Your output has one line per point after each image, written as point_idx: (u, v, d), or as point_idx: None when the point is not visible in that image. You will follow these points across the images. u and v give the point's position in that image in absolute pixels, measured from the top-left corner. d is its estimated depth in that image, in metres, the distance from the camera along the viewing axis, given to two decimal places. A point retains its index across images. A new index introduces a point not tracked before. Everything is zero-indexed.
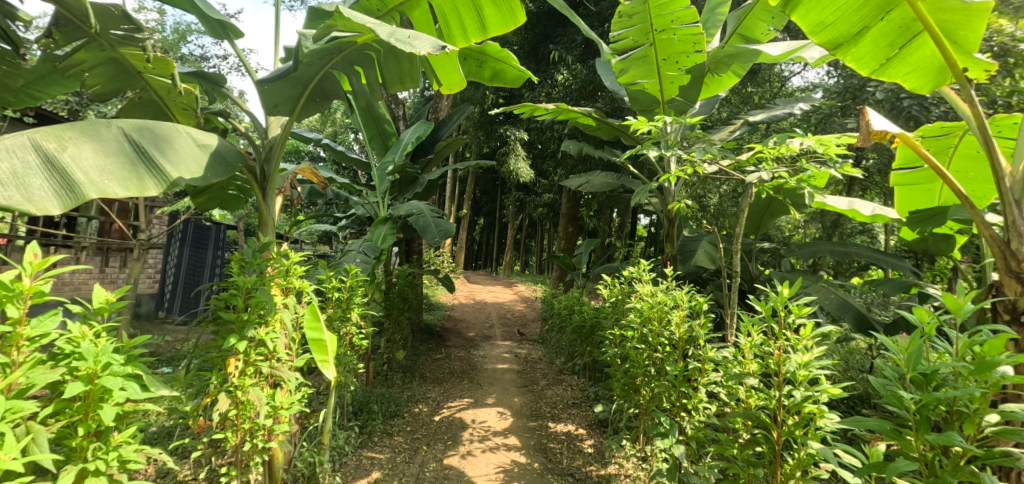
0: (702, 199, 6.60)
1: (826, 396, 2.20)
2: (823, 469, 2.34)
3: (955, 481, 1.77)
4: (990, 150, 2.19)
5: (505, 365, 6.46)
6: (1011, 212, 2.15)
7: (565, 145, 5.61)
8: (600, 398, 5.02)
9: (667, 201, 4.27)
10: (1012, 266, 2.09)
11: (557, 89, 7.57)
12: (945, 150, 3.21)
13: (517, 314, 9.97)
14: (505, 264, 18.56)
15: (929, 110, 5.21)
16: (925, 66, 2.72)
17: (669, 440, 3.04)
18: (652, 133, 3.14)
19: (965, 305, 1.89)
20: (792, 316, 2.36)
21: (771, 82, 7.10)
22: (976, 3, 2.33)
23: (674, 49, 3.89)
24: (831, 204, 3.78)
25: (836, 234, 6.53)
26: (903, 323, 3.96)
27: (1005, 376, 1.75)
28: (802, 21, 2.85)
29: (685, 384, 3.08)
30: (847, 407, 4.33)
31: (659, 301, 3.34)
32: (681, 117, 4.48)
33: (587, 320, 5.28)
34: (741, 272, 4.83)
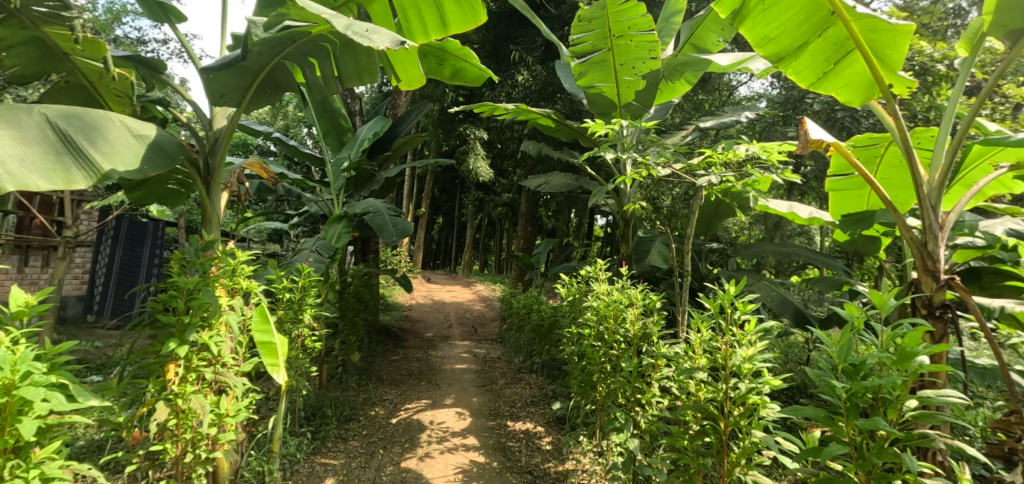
0: (656, 201, 6.79)
1: (768, 387, 2.32)
2: (766, 456, 2.47)
3: (881, 462, 1.90)
4: (912, 160, 2.36)
5: (464, 365, 6.46)
6: (930, 217, 2.32)
7: (524, 145, 5.64)
8: (558, 396, 5.10)
9: (622, 202, 4.38)
10: (929, 265, 2.27)
11: (517, 89, 7.59)
12: (872, 160, 3.43)
13: (476, 314, 9.97)
14: (465, 264, 18.49)
15: (860, 121, 5.56)
16: (856, 81, 2.89)
17: (624, 434, 3.12)
18: (609, 135, 3.21)
19: (889, 301, 2.04)
20: (738, 312, 2.47)
21: (721, 90, 7.38)
22: (901, 26, 2.57)
23: (630, 55, 4.00)
24: (773, 207, 3.96)
25: (779, 235, 6.86)
26: (837, 318, 4.21)
27: (923, 365, 1.89)
28: (749, 34, 2.99)
29: (640, 380, 3.16)
30: (788, 398, 4.56)
31: (615, 299, 3.43)
32: (636, 121, 4.57)
33: (545, 319, 5.34)
34: (691, 271, 5.00)
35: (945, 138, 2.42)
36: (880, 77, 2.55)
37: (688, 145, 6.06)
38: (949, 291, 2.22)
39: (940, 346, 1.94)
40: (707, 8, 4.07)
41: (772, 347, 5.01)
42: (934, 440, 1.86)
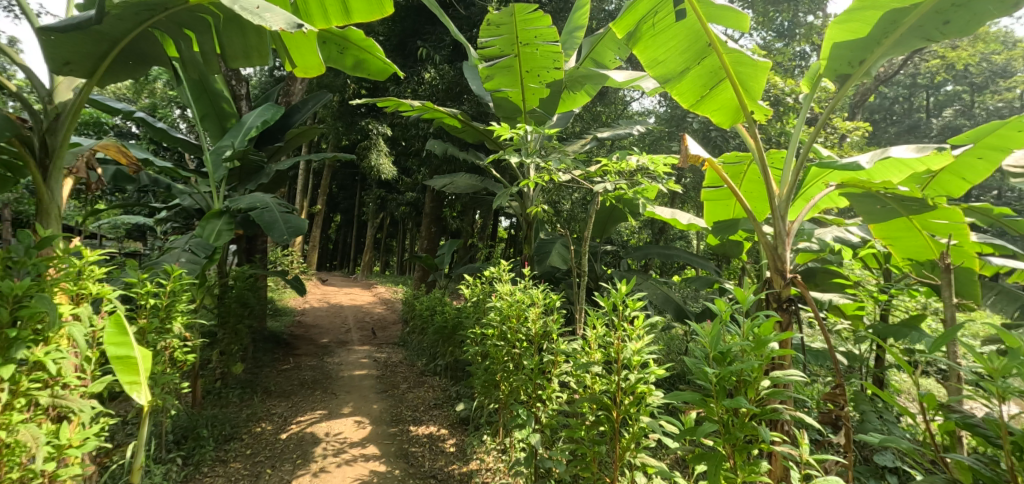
0: (556, 204, 7.08)
1: (653, 376, 2.54)
2: (652, 438, 2.69)
3: (742, 435, 2.16)
4: (769, 178, 2.69)
5: (363, 370, 6.30)
6: (780, 225, 2.68)
7: (430, 144, 5.60)
8: (461, 397, 5.14)
9: (526, 205, 4.51)
10: (778, 266, 2.62)
11: (423, 88, 7.53)
12: (738, 175, 3.85)
13: (377, 317, 9.73)
14: (365, 265, 17.90)
15: (730, 140, 6.20)
16: (728, 105, 3.21)
17: (526, 430, 3.23)
18: (514, 140, 3.30)
19: (749, 296, 2.32)
20: (629, 309, 2.68)
21: (616, 103, 7.84)
22: (760, 62, 2.94)
23: (535, 63, 4.14)
24: (658, 213, 4.28)
25: (663, 239, 7.42)
26: (710, 313, 4.65)
27: (774, 350, 2.16)
28: (641, 55, 3.29)
29: (540, 377, 3.30)
30: (670, 384, 4.97)
31: (518, 299, 3.54)
32: (540, 128, 4.72)
33: (449, 321, 5.36)
34: (588, 272, 5.27)
35: (791, 159, 2.84)
36: (743, 102, 2.91)
37: (588, 153, 6.38)
38: (794, 288, 2.56)
39: (786, 334, 2.24)
40: (606, 27, 4.30)
41: (657, 340, 5.41)
42: (782, 414, 2.14)
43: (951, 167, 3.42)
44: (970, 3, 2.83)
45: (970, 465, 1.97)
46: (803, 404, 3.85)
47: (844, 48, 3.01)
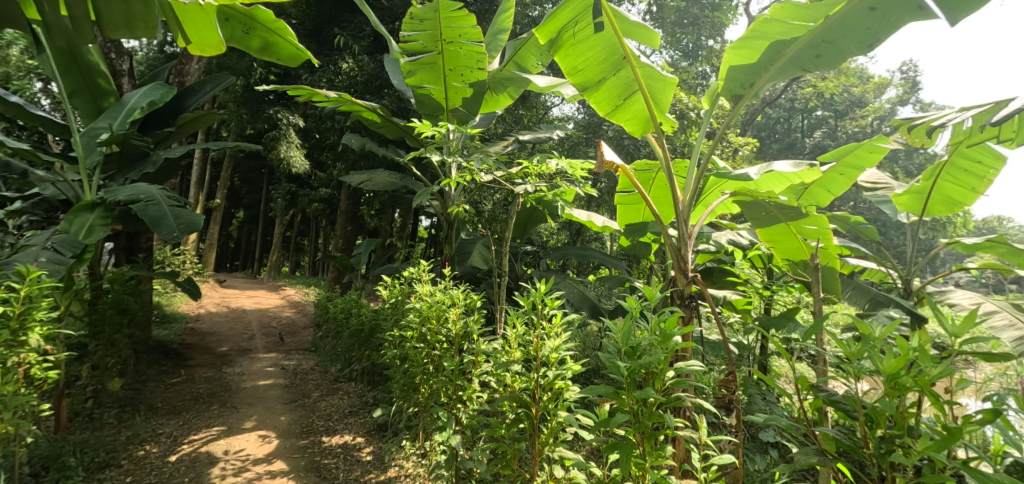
0: (478, 205, 7.11)
1: (570, 372, 2.64)
2: (569, 432, 2.79)
3: (650, 423, 2.31)
4: (674, 185, 2.91)
5: (269, 380, 5.99)
6: (683, 228, 2.91)
7: (346, 138, 5.42)
8: (379, 403, 5.04)
9: (447, 205, 4.50)
10: (681, 266, 2.83)
11: (340, 78, 7.30)
12: (648, 181, 4.08)
13: (286, 322, 9.27)
14: (272, 266, 16.95)
15: (641, 148, 6.54)
16: (640, 116, 3.41)
17: (446, 432, 3.23)
18: (435, 138, 3.29)
19: (656, 293, 2.48)
20: (547, 307, 2.77)
21: (539, 108, 7.99)
22: (668, 78, 3.16)
23: (459, 62, 4.15)
24: (576, 216, 4.43)
25: (580, 240, 7.67)
26: (623, 310, 4.88)
27: (677, 343, 2.33)
28: (562, 63, 3.40)
29: (461, 377, 3.29)
30: (585, 379, 5.15)
31: (438, 300, 3.50)
32: (461, 127, 4.74)
33: (366, 323, 5.22)
34: (508, 272, 5.35)
35: (693, 169, 3.13)
36: (654, 114, 3.15)
37: (510, 155, 6.46)
38: (695, 286, 2.79)
39: (687, 328, 2.42)
40: (530, 32, 4.36)
41: (573, 337, 5.59)
42: (685, 401, 2.32)
43: (819, 181, 3.88)
44: (837, 40, 3.19)
45: (833, 435, 2.23)
46: (700, 392, 4.15)
47: (738, 71, 3.38)
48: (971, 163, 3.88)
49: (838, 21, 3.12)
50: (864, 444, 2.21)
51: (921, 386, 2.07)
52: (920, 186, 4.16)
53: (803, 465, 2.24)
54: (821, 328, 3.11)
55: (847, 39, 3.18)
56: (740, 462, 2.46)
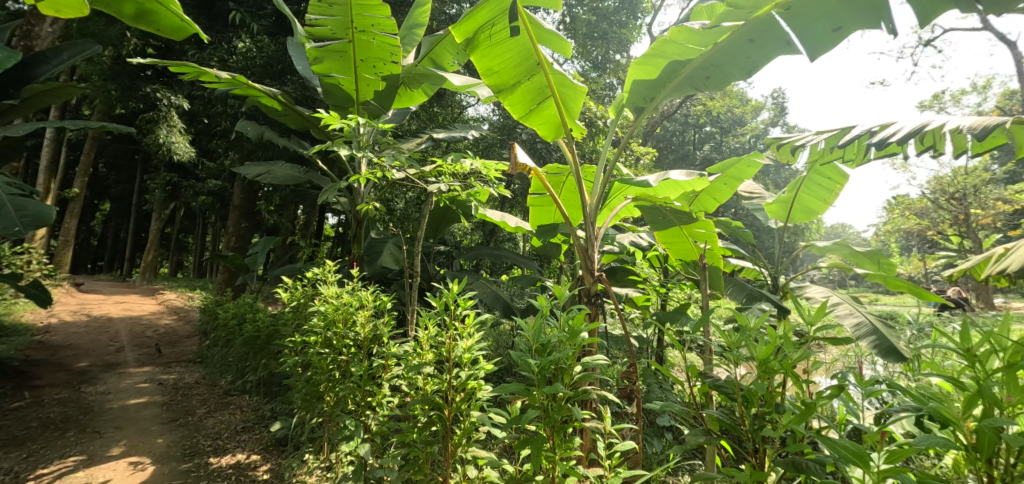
0: (389, 203, 6.95)
1: (483, 372, 2.70)
2: (482, 432, 2.83)
3: (559, 416, 2.41)
4: (583, 189, 3.08)
5: (142, 399, 5.46)
6: (590, 230, 3.09)
7: (240, 126, 5.08)
8: (277, 416, 4.77)
9: (356, 202, 4.35)
10: (588, 265, 3.00)
11: (234, 58, 6.81)
12: (558, 185, 4.24)
13: (165, 331, 8.52)
14: (148, 267, 15.42)
15: (552, 151, 6.73)
16: (551, 121, 3.52)
17: (354, 441, 3.12)
18: (343, 131, 3.17)
19: (565, 292, 2.59)
20: (460, 308, 2.80)
21: (453, 106, 7.95)
22: (579, 87, 3.31)
23: (372, 53, 4.04)
24: (488, 216, 4.46)
25: (493, 240, 7.73)
26: (534, 310, 5.00)
27: (584, 339, 2.45)
28: (478, 63, 3.44)
29: (370, 383, 3.20)
30: (498, 377, 5.24)
31: (345, 303, 3.42)
32: (373, 121, 4.63)
33: (262, 330, 4.92)
34: (420, 272, 5.29)
35: (600, 174, 3.33)
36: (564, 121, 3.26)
37: (424, 152, 6.38)
38: (600, 284, 2.95)
39: (593, 324, 2.55)
40: (446, 29, 4.32)
41: (485, 337, 5.65)
42: (591, 393, 2.45)
43: (708, 189, 4.25)
44: (724, 66, 3.50)
45: (717, 416, 2.47)
46: (604, 385, 4.34)
47: (641, 85, 3.70)
48: (823, 178, 4.46)
49: (725, 49, 3.42)
50: (741, 421, 2.47)
51: (785, 369, 2.35)
52: (786, 196, 4.67)
53: (693, 444, 2.48)
54: (708, 322, 3.38)
55: (731, 66, 3.49)
56: (640, 445, 2.72)
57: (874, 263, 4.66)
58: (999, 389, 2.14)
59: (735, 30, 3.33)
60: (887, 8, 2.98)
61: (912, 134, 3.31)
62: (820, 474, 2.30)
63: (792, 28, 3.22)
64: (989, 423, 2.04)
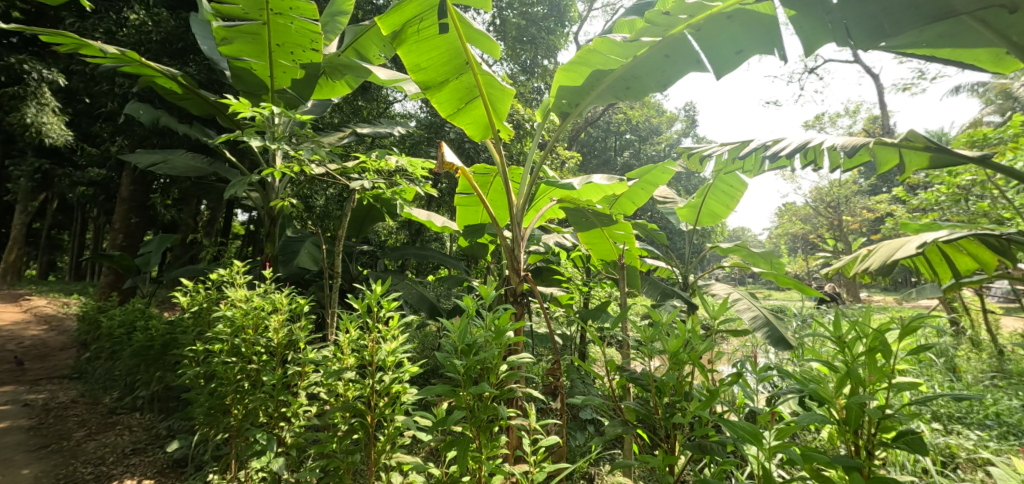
0: (308, 200, 6.61)
1: (407, 374, 2.66)
2: (407, 436, 2.80)
3: (485, 416, 2.42)
4: (510, 190, 3.14)
5: (3, 423, 4.78)
6: (517, 231, 3.15)
7: (131, 109, 4.62)
8: (174, 434, 4.36)
9: (269, 197, 4.02)
10: (515, 264, 3.04)
11: (125, 33, 6.16)
12: (486, 185, 4.24)
13: (37, 344, 7.58)
14: (12, 269, 13.60)
15: (479, 152, 6.73)
16: (478, 121, 3.55)
17: (266, 456, 2.91)
18: (255, 121, 2.98)
19: (491, 292, 2.63)
20: (383, 310, 2.73)
21: (378, 101, 7.72)
22: (507, 89, 3.34)
23: (290, 38, 3.80)
24: (414, 214, 4.38)
25: (418, 239, 7.58)
26: (460, 310, 4.95)
27: (509, 338, 2.48)
28: (405, 58, 3.37)
29: (284, 392, 3.02)
30: (423, 379, 5.16)
31: (255, 306, 3.11)
32: (290, 111, 4.32)
33: (154, 339, 4.36)
34: (342, 273, 5.08)
35: (527, 176, 3.41)
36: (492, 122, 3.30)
37: (345, 147, 6.13)
38: (526, 284, 3.01)
39: (518, 323, 2.59)
40: (372, 20, 4.21)
41: (410, 338, 5.53)
42: (517, 392, 2.48)
43: (627, 193, 4.45)
44: (642, 78, 3.68)
45: (634, 406, 2.61)
46: (529, 383, 4.40)
47: (566, 90, 3.82)
48: (726, 186, 4.78)
49: (644, 62, 3.58)
50: (656, 411, 2.64)
51: (692, 360, 2.52)
52: (695, 202, 5.00)
53: (612, 434, 2.59)
54: (626, 317, 3.53)
55: (649, 78, 3.67)
56: (564, 439, 2.81)
57: (767, 263, 5.05)
58: (862, 369, 2.39)
59: (652, 46, 3.49)
60: (780, 36, 3.23)
61: (798, 149, 3.71)
62: (722, 454, 2.50)
63: (702, 47, 3.46)
64: (857, 400, 2.28)
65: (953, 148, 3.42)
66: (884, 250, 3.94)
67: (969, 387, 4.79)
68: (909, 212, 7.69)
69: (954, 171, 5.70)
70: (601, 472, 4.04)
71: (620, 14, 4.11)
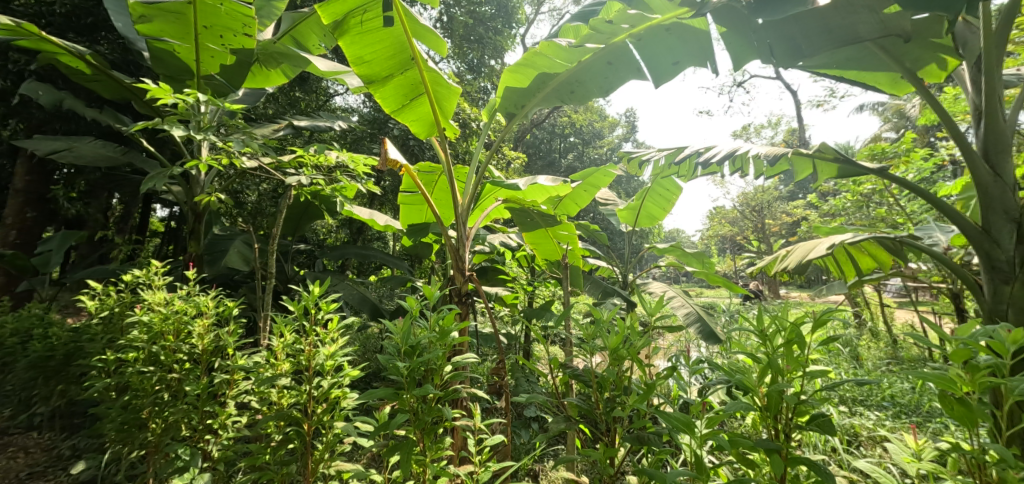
0: (239, 196, 6.21)
1: (348, 379, 2.55)
2: (347, 443, 2.68)
3: (429, 418, 2.35)
4: (455, 189, 3.08)
5: None
6: (462, 230, 3.08)
7: (29, 89, 4.16)
8: (81, 453, 3.95)
9: (193, 192, 3.65)
10: (460, 265, 2.99)
11: None
12: (431, 184, 4.13)
13: None
14: None
15: (424, 151, 6.64)
16: (423, 119, 3.46)
17: (189, 473, 2.70)
18: (178, 108, 2.76)
19: (436, 292, 2.56)
20: (322, 312, 2.60)
21: (318, 93, 7.42)
22: (454, 88, 3.28)
23: (219, 20, 3.54)
24: (355, 212, 4.22)
25: (360, 239, 7.34)
26: (402, 311, 4.82)
27: (455, 338, 2.42)
28: (347, 49, 3.24)
29: (210, 402, 2.82)
30: (364, 383, 5.00)
31: (177, 310, 2.89)
32: (219, 100, 4.05)
33: (48, 349, 3.88)
34: (276, 273, 4.84)
35: (472, 176, 3.35)
36: (437, 120, 3.23)
37: (280, 140, 5.84)
38: (471, 284, 2.95)
39: (463, 323, 2.54)
40: (312, 8, 4.01)
41: (350, 341, 5.35)
42: (462, 392, 2.42)
43: (571, 195, 4.48)
44: (587, 82, 3.72)
45: (576, 402, 2.63)
46: (473, 383, 4.35)
47: (512, 91, 3.77)
48: (662, 190, 4.91)
49: (587, 67, 3.62)
50: (597, 405, 2.67)
51: (631, 355, 2.56)
52: (634, 204, 5.11)
53: (556, 431, 2.59)
54: (569, 316, 3.56)
55: (592, 82, 3.71)
56: (509, 437, 2.78)
57: (699, 262, 5.23)
58: (781, 360, 2.47)
59: (596, 52, 3.53)
60: (713, 50, 3.35)
61: (727, 156, 3.87)
62: (659, 444, 2.55)
63: (641, 56, 3.52)
64: (776, 387, 2.34)
65: (857, 160, 3.60)
66: (800, 250, 4.16)
67: (869, 374, 5.29)
68: (820, 216, 8.30)
69: (858, 180, 6.20)
70: (546, 468, 4.05)
71: (565, 19, 4.13)
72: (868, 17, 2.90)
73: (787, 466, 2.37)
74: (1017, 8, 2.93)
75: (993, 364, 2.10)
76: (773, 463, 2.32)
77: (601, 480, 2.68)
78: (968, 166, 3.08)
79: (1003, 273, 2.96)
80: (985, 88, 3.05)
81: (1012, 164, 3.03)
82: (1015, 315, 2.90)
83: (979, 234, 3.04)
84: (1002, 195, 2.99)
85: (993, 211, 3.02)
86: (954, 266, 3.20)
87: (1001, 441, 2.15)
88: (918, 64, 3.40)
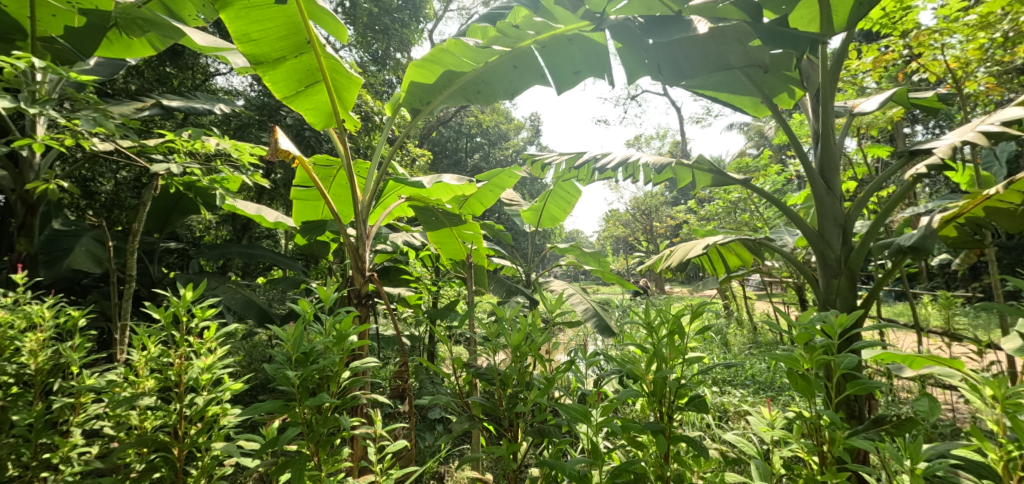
0: (90, 185, 5.32)
1: (228, 394, 2.28)
2: (226, 465, 2.39)
3: (324, 430, 2.15)
4: (353, 183, 2.89)
5: None
6: (361, 228, 2.87)
7: None
8: None
9: (24, 179, 3.09)
10: (358, 264, 2.79)
11: None
12: (327, 178, 3.85)
13: None
14: None
15: (317, 144, 6.27)
16: (319, 108, 3.23)
17: None
18: (5, 74, 2.30)
19: (332, 293, 2.37)
20: (195, 320, 2.29)
21: (194, 72, 6.73)
22: (353, 78, 3.09)
23: None
24: (240, 207, 3.86)
25: (246, 237, 6.75)
26: (293, 315, 4.47)
27: (353, 343, 2.24)
28: (230, 23, 2.92)
29: (49, 433, 2.39)
30: (249, 395, 4.57)
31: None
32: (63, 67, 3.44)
33: None
34: (139, 276, 4.27)
35: (372, 171, 3.15)
36: (335, 111, 3.02)
37: (146, 122, 5.20)
38: (371, 284, 2.78)
39: (362, 326, 2.37)
40: None
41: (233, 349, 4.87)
42: (361, 399, 2.25)
43: (475, 195, 4.40)
44: (491, 84, 3.64)
45: (479, 401, 2.56)
46: (374, 388, 4.13)
47: (416, 87, 3.62)
48: (563, 192, 4.99)
49: (494, 68, 3.54)
50: (499, 402, 2.60)
51: (533, 351, 2.55)
52: (537, 205, 5.14)
53: (460, 430, 2.50)
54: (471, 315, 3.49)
55: (497, 84, 3.64)
56: (411, 442, 2.63)
57: (596, 261, 5.41)
58: (664, 349, 2.55)
59: (502, 55, 3.47)
60: (610, 63, 3.41)
61: (621, 163, 3.97)
62: (558, 435, 2.55)
63: (546, 62, 3.52)
64: (661, 375, 2.40)
65: (726, 171, 3.87)
66: (680, 250, 4.38)
67: (735, 358, 5.84)
68: (698, 220, 9.00)
69: (728, 189, 6.77)
70: (451, 469, 3.93)
71: (473, 19, 4.05)
72: (737, 47, 2.99)
73: (671, 446, 2.44)
74: (846, 52, 3.31)
75: (826, 345, 2.30)
76: (659, 444, 2.37)
77: (505, 477, 2.62)
78: (808, 181, 3.39)
79: (832, 269, 3.30)
80: (821, 115, 3.40)
81: (841, 180, 3.37)
82: (841, 303, 3.24)
83: (816, 237, 3.37)
84: (833, 205, 3.33)
85: (826, 219, 3.35)
86: (797, 264, 3.48)
87: (832, 406, 2.32)
88: (773, 91, 3.60)
